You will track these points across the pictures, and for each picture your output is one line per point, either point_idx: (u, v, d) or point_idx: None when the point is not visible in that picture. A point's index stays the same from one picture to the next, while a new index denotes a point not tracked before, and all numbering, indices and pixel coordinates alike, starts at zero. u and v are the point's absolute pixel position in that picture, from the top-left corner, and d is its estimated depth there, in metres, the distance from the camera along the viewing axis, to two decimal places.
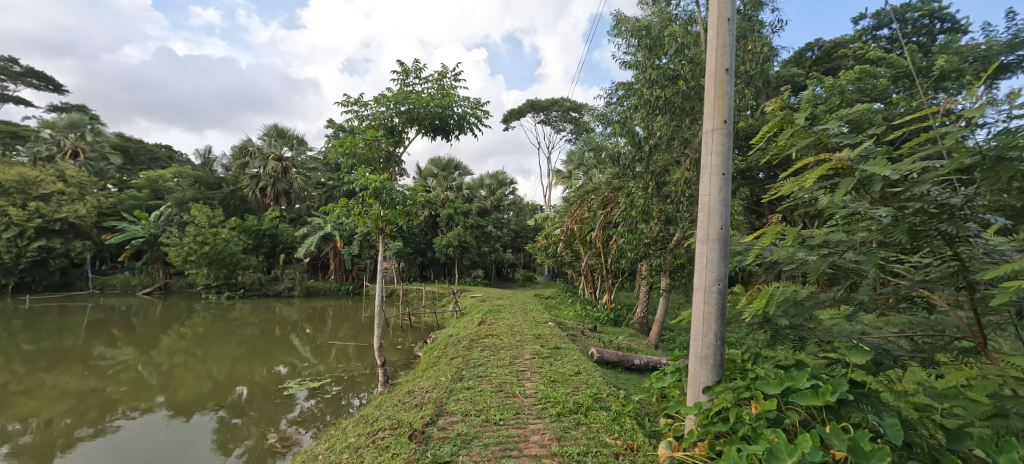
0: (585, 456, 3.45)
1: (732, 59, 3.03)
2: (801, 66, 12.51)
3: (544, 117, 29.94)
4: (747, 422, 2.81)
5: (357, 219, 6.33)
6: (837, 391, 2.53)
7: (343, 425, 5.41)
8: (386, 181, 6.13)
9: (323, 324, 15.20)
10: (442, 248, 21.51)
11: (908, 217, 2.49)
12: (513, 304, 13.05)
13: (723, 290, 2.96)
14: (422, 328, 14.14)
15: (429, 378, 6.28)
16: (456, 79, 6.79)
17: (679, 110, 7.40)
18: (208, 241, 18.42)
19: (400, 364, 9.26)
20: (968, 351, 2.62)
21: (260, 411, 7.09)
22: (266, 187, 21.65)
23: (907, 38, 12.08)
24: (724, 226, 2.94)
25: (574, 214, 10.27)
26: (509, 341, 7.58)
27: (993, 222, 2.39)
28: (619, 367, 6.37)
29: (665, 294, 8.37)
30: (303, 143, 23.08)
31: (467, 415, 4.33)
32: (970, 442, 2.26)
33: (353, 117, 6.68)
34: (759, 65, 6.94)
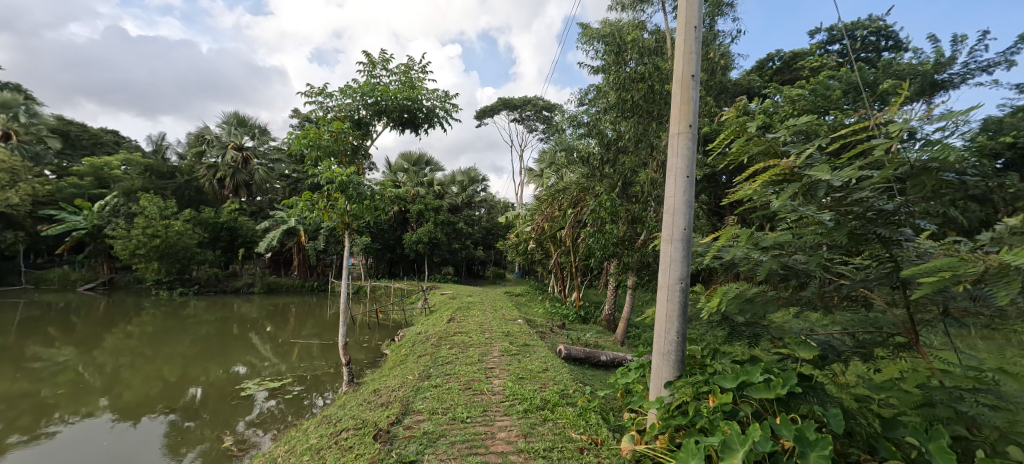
0: (551, 451, 3.50)
1: (698, 65, 3.14)
2: (763, 75, 13.12)
3: (517, 115, 30.00)
4: (704, 415, 2.90)
5: (322, 213, 6.15)
6: (787, 384, 2.69)
7: (305, 427, 5.22)
8: (353, 175, 5.95)
9: (284, 322, 14.63)
10: (411, 245, 21.14)
11: (849, 221, 2.66)
12: (483, 301, 13.03)
13: (685, 288, 3.07)
14: (389, 326, 13.86)
15: (395, 376, 6.16)
16: (425, 72, 6.67)
17: (645, 113, 7.61)
18: (159, 234, 17.25)
19: (365, 363, 9.04)
20: (903, 346, 2.83)
21: (214, 414, 6.74)
22: (223, 178, 20.59)
23: (856, 53, 12.91)
24: (687, 227, 3.05)
25: (545, 212, 10.39)
26: (478, 339, 7.55)
27: (923, 226, 2.61)
28: (587, 364, 6.46)
29: (632, 291, 8.58)
30: (265, 133, 22.10)
31: (434, 413, 4.29)
32: (904, 430, 2.45)
33: (317, 108, 6.45)
34: (721, 73, 7.26)
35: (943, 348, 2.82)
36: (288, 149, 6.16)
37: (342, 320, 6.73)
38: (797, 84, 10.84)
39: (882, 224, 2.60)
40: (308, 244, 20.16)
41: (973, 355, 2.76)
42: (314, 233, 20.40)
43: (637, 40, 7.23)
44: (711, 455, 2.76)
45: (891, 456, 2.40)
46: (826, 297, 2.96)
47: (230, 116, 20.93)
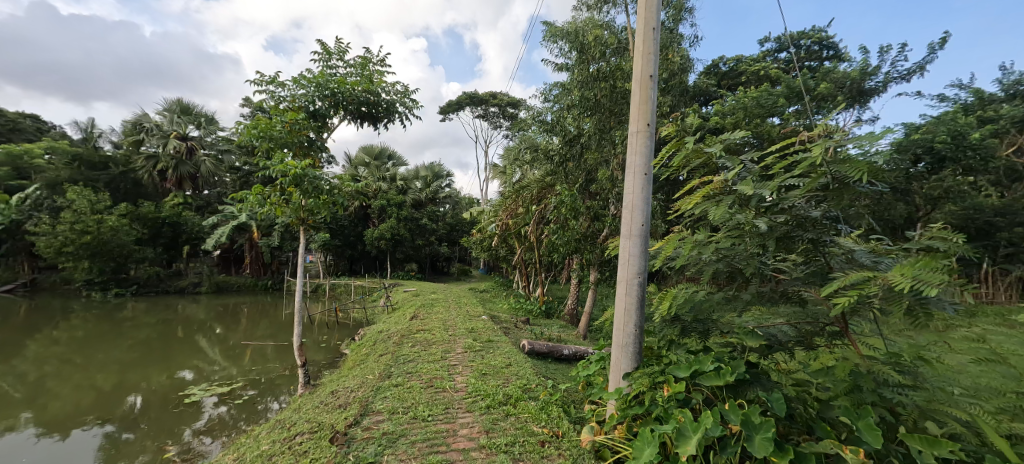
0: (512, 446, 3.52)
1: (656, 66, 3.24)
2: (716, 78, 13.73)
3: (481, 111, 29.86)
4: (660, 404, 3.02)
5: (275, 208, 5.89)
6: (735, 371, 2.84)
7: (257, 432, 4.98)
8: (309, 168, 5.67)
9: (235, 323, 13.90)
10: (372, 241, 20.64)
11: (781, 225, 2.90)
12: (447, 298, 12.90)
13: (643, 283, 3.19)
14: (349, 324, 13.46)
15: (355, 376, 5.99)
16: (383, 65, 6.49)
17: (607, 112, 7.77)
18: (90, 229, 15.83)
19: (323, 363, 8.73)
20: (836, 334, 3.06)
21: (155, 423, 6.29)
22: (165, 170, 19.20)
23: (800, 62, 13.81)
24: (645, 222, 3.16)
25: (509, 208, 10.40)
26: (441, 336, 7.47)
27: (843, 229, 2.90)
28: (550, 358, 6.56)
29: (595, 287, 8.78)
30: (212, 122, 20.75)
31: (394, 413, 4.20)
32: (837, 411, 2.65)
33: (268, 97, 6.13)
34: (679, 75, 7.52)
35: (871, 336, 3.06)
36: (236, 139, 5.82)
37: (297, 319, 6.38)
38: (748, 88, 11.44)
39: (811, 228, 2.86)
40: (260, 240, 19.25)
41: (895, 341, 3.02)
42: (267, 229, 19.53)
43: (601, 38, 7.35)
44: (666, 443, 2.88)
45: (827, 435, 2.58)
46: (768, 296, 3.15)
47: (172, 103, 19.52)
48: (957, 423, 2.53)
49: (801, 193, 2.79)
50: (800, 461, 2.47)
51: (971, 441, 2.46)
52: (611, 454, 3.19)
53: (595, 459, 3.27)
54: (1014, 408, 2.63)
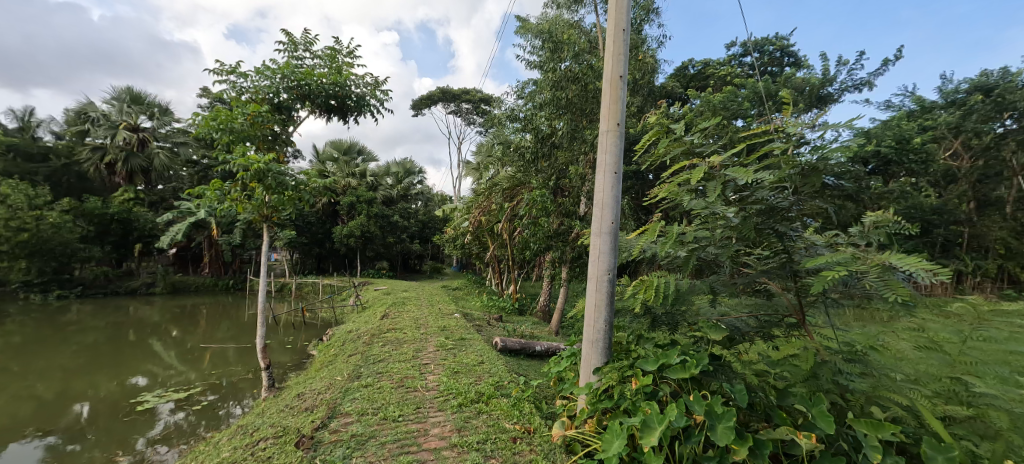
0: (485, 443, 3.51)
1: (625, 67, 3.30)
2: (685, 80, 14.13)
3: (454, 108, 29.65)
4: (628, 397, 3.08)
5: (235, 204, 5.66)
6: (700, 364, 2.92)
7: (217, 439, 4.78)
8: (272, 163, 5.43)
9: (192, 325, 13.25)
10: (341, 239, 20.19)
11: (753, 217, 3.01)
12: (418, 296, 12.75)
13: (613, 279, 3.25)
14: (317, 324, 13.09)
15: (323, 378, 5.84)
16: (352, 57, 6.32)
17: (579, 111, 7.90)
18: (27, 226, 14.69)
19: (290, 365, 8.46)
20: (793, 326, 3.20)
21: (104, 433, 5.92)
22: (114, 163, 18.03)
23: (762, 67, 14.43)
24: (615, 220, 3.22)
25: (482, 206, 10.37)
26: (412, 334, 7.37)
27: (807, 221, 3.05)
28: (522, 354, 6.62)
29: (566, 283, 8.90)
30: (167, 113, 19.61)
31: (364, 414, 4.12)
32: (793, 399, 2.77)
33: (229, 88, 5.86)
34: (648, 76, 7.73)
35: (825, 327, 3.22)
36: (194, 131, 5.55)
37: (260, 321, 6.13)
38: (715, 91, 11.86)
39: (777, 220, 2.97)
40: (220, 238, 18.46)
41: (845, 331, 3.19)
42: (228, 226, 18.75)
43: (572, 39, 7.48)
44: (633, 435, 2.94)
45: (783, 422, 2.70)
46: (734, 286, 3.29)
47: (122, 92, 18.36)
48: (899, 408, 2.69)
49: (772, 184, 2.92)
50: (759, 447, 2.57)
51: (911, 423, 2.62)
52: (581, 448, 3.23)
53: (565, 453, 3.31)
54: (950, 393, 2.82)
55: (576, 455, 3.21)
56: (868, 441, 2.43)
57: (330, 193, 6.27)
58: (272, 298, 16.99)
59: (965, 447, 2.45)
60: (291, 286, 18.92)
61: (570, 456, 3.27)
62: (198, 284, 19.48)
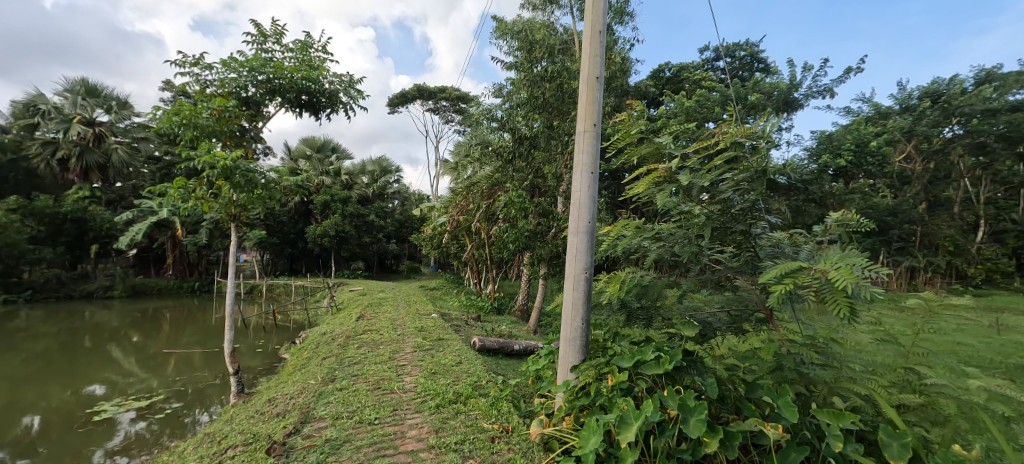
0: (462, 444, 3.49)
1: (602, 68, 3.33)
2: (660, 83, 14.41)
3: (431, 105, 29.32)
4: (604, 394, 3.12)
5: (201, 204, 5.44)
6: (673, 359, 2.98)
7: (182, 448, 4.58)
8: (240, 160, 5.23)
9: (154, 329, 12.65)
10: (314, 239, 19.69)
11: (716, 216, 3.14)
12: (396, 297, 12.57)
13: (590, 278, 3.28)
14: (289, 327, 12.72)
15: (295, 382, 5.68)
16: (325, 52, 6.18)
17: (555, 111, 7.97)
18: None
19: (260, 370, 8.20)
20: (762, 321, 3.31)
21: (58, 445, 5.58)
22: (67, 159, 17.05)
23: (733, 71, 14.88)
24: (591, 220, 3.25)
25: (460, 205, 10.30)
26: (389, 336, 7.26)
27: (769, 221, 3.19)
28: (501, 354, 6.61)
29: (544, 282, 8.94)
30: (125, 107, 18.69)
31: (338, 418, 4.03)
32: (761, 391, 2.86)
33: (193, 81, 5.64)
34: (622, 77, 7.87)
35: (791, 321, 3.34)
36: (155, 126, 5.30)
37: (228, 323, 5.90)
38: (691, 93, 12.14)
39: (738, 221, 3.12)
40: (184, 238, 17.73)
41: (810, 324, 3.30)
42: (192, 226, 18.01)
43: (547, 40, 7.56)
44: (610, 431, 2.98)
45: (752, 414, 2.78)
46: (705, 282, 3.37)
47: (76, 84, 17.37)
48: (858, 397, 2.81)
49: (733, 185, 3.06)
50: (729, 439, 2.66)
51: (869, 412, 2.75)
52: (559, 445, 3.25)
53: (543, 451, 3.32)
54: (904, 382, 2.96)
55: (554, 452, 3.23)
56: (830, 430, 2.53)
57: (301, 191, 6.10)
58: (241, 300, 16.41)
59: (918, 433, 2.58)
60: (261, 288, 18.34)
61: (548, 453, 3.29)
62: (161, 287, 18.64)
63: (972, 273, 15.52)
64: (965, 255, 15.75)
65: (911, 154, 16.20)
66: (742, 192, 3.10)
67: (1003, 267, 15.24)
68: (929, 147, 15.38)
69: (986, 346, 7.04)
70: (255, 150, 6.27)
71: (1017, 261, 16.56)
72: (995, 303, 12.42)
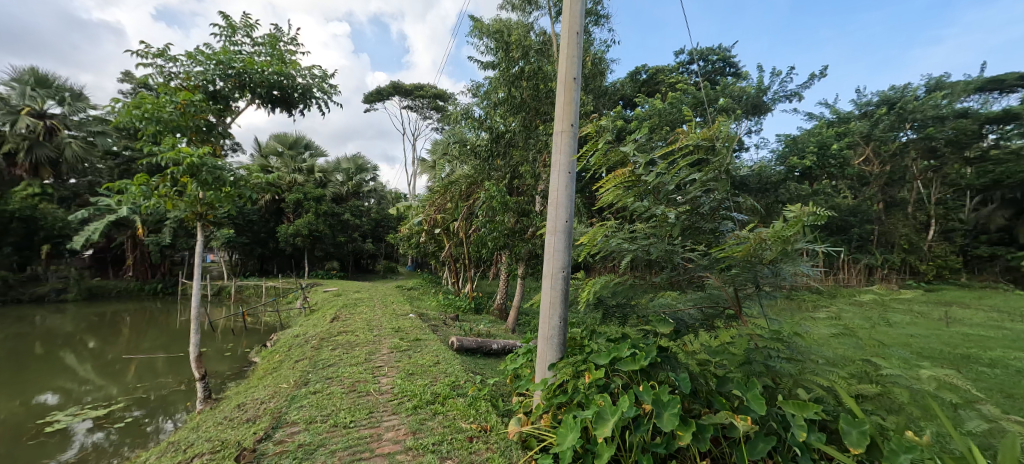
0: (440, 445, 3.46)
1: (579, 69, 3.36)
2: (637, 84, 14.65)
3: (408, 103, 28.92)
4: (581, 391, 3.16)
5: (164, 202, 5.21)
6: (648, 356, 3.01)
7: (144, 458, 4.36)
8: (207, 156, 5.01)
9: (113, 334, 12.01)
10: (286, 239, 19.13)
11: (686, 216, 3.29)
12: (372, 297, 12.36)
13: (567, 277, 3.32)
14: (260, 330, 12.30)
15: (265, 387, 5.51)
16: (296, 46, 6.00)
17: (533, 110, 8.00)
18: None
19: (229, 374, 7.90)
20: (732, 317, 3.40)
21: (7, 459, 5.24)
22: (15, 153, 16.00)
23: (707, 74, 15.29)
24: (569, 219, 3.28)
25: (437, 204, 10.20)
26: (365, 337, 7.12)
27: (734, 217, 3.36)
28: (479, 353, 6.59)
29: (522, 281, 8.96)
30: (80, 99, 17.68)
31: (312, 423, 3.93)
32: (732, 385, 2.93)
33: (155, 73, 5.40)
34: (598, 78, 7.98)
35: (759, 317, 3.45)
36: (114, 120, 5.04)
37: (193, 327, 5.66)
38: (667, 94, 12.43)
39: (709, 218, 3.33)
40: (145, 238, 16.92)
41: (777, 319, 3.41)
42: (155, 225, 17.23)
43: (524, 40, 7.61)
44: (587, 427, 3.01)
45: (723, 407, 2.86)
46: (677, 280, 3.45)
47: (25, 74, 16.32)
48: (821, 389, 2.94)
49: (700, 185, 3.24)
50: (701, 432, 2.73)
51: (831, 402, 2.88)
52: (538, 443, 3.27)
53: (521, 449, 3.33)
54: (862, 373, 3.10)
55: (532, 450, 3.24)
56: (795, 420, 2.63)
57: (272, 189, 5.90)
58: (207, 303, 15.79)
59: (875, 421, 2.72)
60: (229, 289, 17.71)
61: (526, 452, 3.30)
62: (119, 290, 17.75)
63: (924, 270, 16.46)
64: (919, 252, 16.66)
65: (869, 157, 17.03)
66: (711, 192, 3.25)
67: (951, 263, 16.29)
68: (886, 150, 16.21)
69: (936, 337, 7.51)
70: (223, 147, 6.04)
71: (964, 258, 17.66)
72: (945, 297, 13.19)
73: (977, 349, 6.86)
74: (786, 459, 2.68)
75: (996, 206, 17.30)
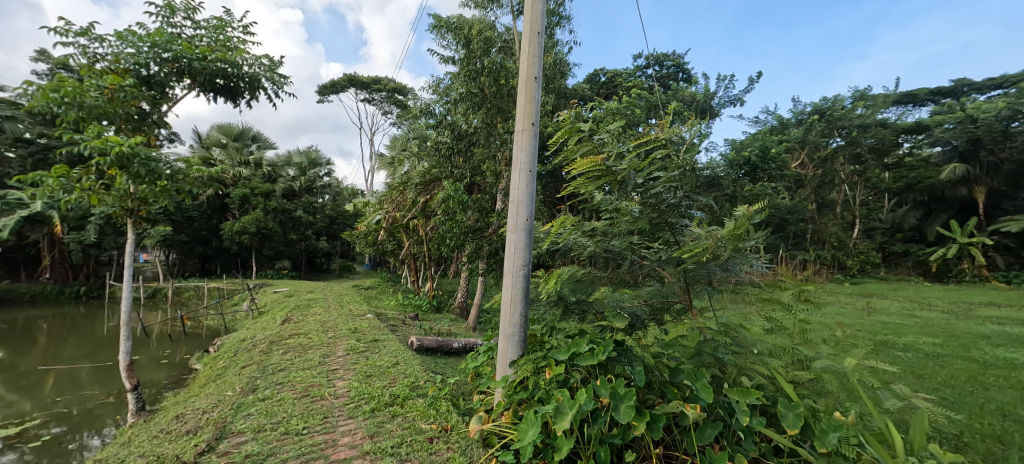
0: (399, 447, 3.38)
1: (540, 69, 3.39)
2: (596, 86, 14.99)
3: (364, 96, 28.05)
4: (542, 387, 3.19)
5: (90, 196, 4.77)
6: (606, 350, 3.08)
7: None
8: (139, 147, 4.58)
9: (26, 343, 10.83)
10: (231, 236, 18.01)
11: (648, 212, 3.40)
12: (326, 298, 11.90)
13: (527, 275, 3.34)
14: (201, 335, 11.52)
15: (208, 395, 5.17)
16: (245, 32, 5.66)
17: (494, 108, 7.96)
18: None
19: (166, 383, 7.34)
20: (682, 311, 3.57)
21: None
22: None
23: (661, 79, 15.90)
24: (529, 217, 3.30)
25: (396, 201, 9.97)
26: (319, 339, 6.83)
27: (693, 215, 3.53)
28: (439, 352, 6.50)
29: (482, 279, 8.92)
30: None
31: (260, 431, 3.72)
32: (683, 375, 3.07)
33: (79, 54, 4.93)
34: (559, 79, 8.10)
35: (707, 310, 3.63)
36: (28, 104, 4.54)
37: (123, 333, 5.21)
38: (625, 96, 12.83)
39: (669, 216, 3.41)
40: (65, 236, 15.37)
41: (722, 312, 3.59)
42: (77, 222, 15.70)
43: (484, 35, 7.58)
44: (547, 422, 3.05)
45: (675, 397, 2.99)
46: (635, 275, 3.58)
47: None
48: (762, 376, 3.14)
49: (665, 182, 3.35)
50: (654, 421, 2.85)
51: (770, 388, 3.09)
52: (498, 440, 3.26)
53: (482, 447, 3.32)
54: (797, 360, 3.34)
55: (494, 448, 3.24)
56: (739, 406, 2.79)
57: (215, 184, 5.50)
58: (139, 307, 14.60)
59: (809, 404, 2.95)
60: (164, 292, 16.44)
61: (487, 449, 3.29)
62: (33, 294, 16.03)
63: (850, 265, 17.99)
64: (846, 249, 18.17)
65: (804, 162, 18.38)
66: (673, 189, 3.38)
67: (872, 258, 17.89)
68: (819, 155, 17.56)
69: (860, 326, 8.25)
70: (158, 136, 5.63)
71: (883, 254, 19.40)
72: (868, 289, 14.47)
73: (894, 335, 7.60)
74: (731, 443, 2.84)
75: (909, 207, 19.56)
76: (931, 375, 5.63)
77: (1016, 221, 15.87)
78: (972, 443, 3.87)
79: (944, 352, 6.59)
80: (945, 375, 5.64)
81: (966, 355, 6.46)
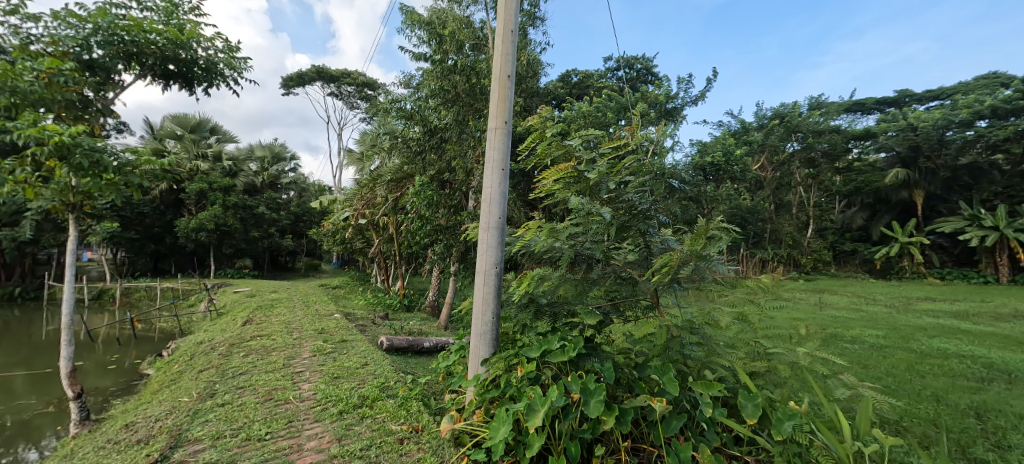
0: (369, 449, 3.31)
1: (513, 67, 3.38)
2: (569, 86, 15.10)
3: (332, 89, 27.25)
4: (514, 384, 3.20)
5: (25, 189, 4.40)
6: (576, 347, 3.13)
7: None
8: (82, 135, 4.24)
9: None
10: (187, 234, 17.13)
11: (618, 216, 3.47)
12: (291, 297, 11.52)
13: (500, 273, 3.33)
14: (154, 338, 10.91)
15: (161, 402, 4.90)
16: (198, 15, 5.37)
17: (467, 106, 7.85)
18: None
19: (115, 390, 6.91)
20: (648, 308, 3.64)
21: None
22: None
23: (631, 80, 16.19)
24: (502, 215, 3.30)
25: (365, 198, 9.74)
26: (283, 341, 6.59)
27: (661, 219, 3.64)
28: (410, 352, 6.42)
29: (454, 278, 8.84)
30: None
31: (220, 438, 3.56)
32: (650, 370, 3.16)
33: (10, 34, 4.56)
34: (532, 78, 8.11)
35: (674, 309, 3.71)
36: None
37: (65, 337, 4.86)
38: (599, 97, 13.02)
39: (638, 219, 3.50)
40: None
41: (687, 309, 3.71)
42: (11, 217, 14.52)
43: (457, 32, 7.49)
44: (518, 419, 3.06)
45: (642, 391, 3.08)
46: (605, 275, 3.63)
47: None
48: (724, 369, 3.27)
49: (635, 188, 3.45)
50: (623, 415, 2.92)
51: (731, 380, 3.23)
52: (470, 439, 3.25)
53: (453, 446, 3.29)
54: (755, 352, 3.50)
55: (465, 446, 3.22)
56: (702, 398, 2.89)
57: (168, 177, 5.17)
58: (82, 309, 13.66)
59: (766, 395, 3.10)
60: (111, 293, 15.46)
61: (458, 448, 3.27)
62: None
63: (804, 262, 18.96)
64: (801, 248, 19.13)
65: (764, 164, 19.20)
66: (642, 194, 3.47)
67: (824, 256, 18.93)
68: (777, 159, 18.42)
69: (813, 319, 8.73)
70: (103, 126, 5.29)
71: (834, 252, 20.51)
72: (821, 286, 15.28)
73: (844, 328, 8.09)
74: (695, 434, 2.95)
75: (857, 209, 20.83)
76: (875, 365, 6.02)
77: (949, 222, 17.15)
78: (909, 427, 4.16)
79: (887, 344, 7.06)
80: (888, 364, 6.05)
81: (905, 346, 6.95)
